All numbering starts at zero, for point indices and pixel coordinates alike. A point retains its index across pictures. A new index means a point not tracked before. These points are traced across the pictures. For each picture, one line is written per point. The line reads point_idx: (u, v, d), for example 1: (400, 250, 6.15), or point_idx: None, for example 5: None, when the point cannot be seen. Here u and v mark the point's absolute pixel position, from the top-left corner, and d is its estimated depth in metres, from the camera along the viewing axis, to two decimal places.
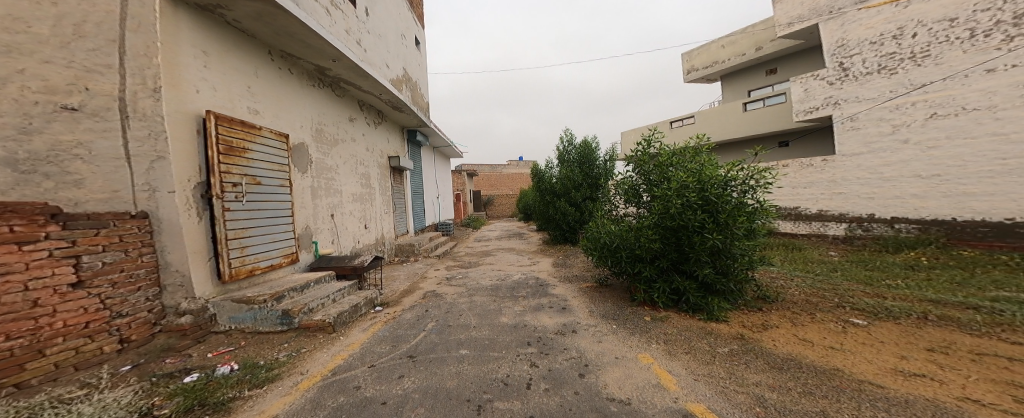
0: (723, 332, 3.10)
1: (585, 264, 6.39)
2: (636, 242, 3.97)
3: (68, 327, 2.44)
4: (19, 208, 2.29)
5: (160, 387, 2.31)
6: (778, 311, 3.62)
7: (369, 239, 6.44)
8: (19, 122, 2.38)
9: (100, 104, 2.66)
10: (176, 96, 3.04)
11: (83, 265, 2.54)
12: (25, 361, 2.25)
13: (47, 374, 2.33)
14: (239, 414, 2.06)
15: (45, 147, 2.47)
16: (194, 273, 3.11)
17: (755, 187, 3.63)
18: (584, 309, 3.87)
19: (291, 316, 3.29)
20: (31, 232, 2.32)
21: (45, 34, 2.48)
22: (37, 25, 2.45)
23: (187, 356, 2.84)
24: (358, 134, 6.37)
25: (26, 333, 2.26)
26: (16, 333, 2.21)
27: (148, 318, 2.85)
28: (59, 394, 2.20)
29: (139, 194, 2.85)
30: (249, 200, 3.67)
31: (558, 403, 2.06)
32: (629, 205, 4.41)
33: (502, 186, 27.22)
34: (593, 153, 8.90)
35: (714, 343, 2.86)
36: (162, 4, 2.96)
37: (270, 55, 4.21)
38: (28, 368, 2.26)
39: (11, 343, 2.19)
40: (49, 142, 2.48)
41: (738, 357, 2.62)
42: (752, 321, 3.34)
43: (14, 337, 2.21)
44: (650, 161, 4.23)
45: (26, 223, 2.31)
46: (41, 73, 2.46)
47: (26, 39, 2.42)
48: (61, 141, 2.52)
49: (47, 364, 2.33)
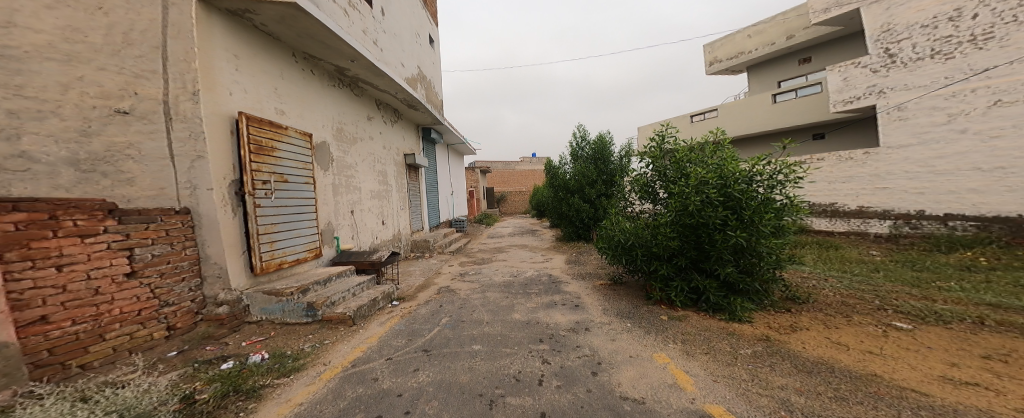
0: (746, 333, 2.99)
1: (598, 261, 6.31)
2: (652, 240, 3.86)
3: (124, 314, 2.65)
4: (81, 204, 2.51)
5: (201, 373, 2.48)
6: (808, 313, 3.44)
7: (387, 235, 6.62)
8: (79, 125, 2.57)
9: (147, 108, 2.85)
10: (212, 98, 3.22)
11: (136, 257, 2.74)
12: (88, 344, 2.46)
13: (106, 357, 2.54)
14: (270, 402, 2.18)
15: (102, 148, 2.66)
16: (230, 265, 3.30)
17: (784, 182, 3.44)
18: (597, 307, 3.82)
19: (315, 309, 3.44)
20: (91, 226, 2.53)
21: (98, 42, 2.66)
22: (92, 34, 2.63)
23: (224, 344, 3.05)
24: (376, 132, 6.52)
25: (89, 319, 2.47)
26: (80, 318, 2.43)
27: (191, 307, 3.07)
28: (114, 377, 2.39)
29: (181, 192, 3.06)
30: (277, 197, 3.85)
31: (571, 399, 2.06)
32: (644, 202, 4.30)
33: (516, 183, 27.33)
34: (608, 149, 8.71)
35: (736, 344, 2.76)
36: (197, 9, 3.11)
37: (294, 57, 4.36)
38: (90, 351, 2.47)
39: (76, 328, 2.41)
40: (105, 143, 2.67)
41: (762, 359, 2.52)
42: (778, 323, 3.20)
43: (79, 323, 2.43)
44: (666, 156, 4.14)
45: (87, 218, 2.52)
46: (97, 79, 2.64)
47: (84, 48, 2.61)
48: (115, 143, 2.71)
49: (106, 348, 2.54)
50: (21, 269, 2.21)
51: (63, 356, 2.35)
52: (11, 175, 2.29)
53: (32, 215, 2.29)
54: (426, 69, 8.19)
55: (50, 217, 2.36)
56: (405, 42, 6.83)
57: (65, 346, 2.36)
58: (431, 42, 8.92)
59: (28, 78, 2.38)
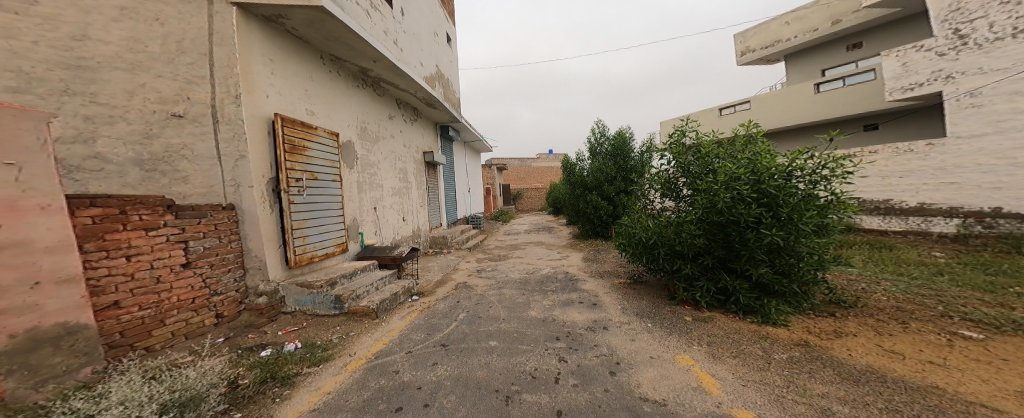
0: (781, 337, 2.83)
1: (616, 259, 6.17)
2: (676, 238, 3.73)
3: (181, 301, 2.88)
4: (145, 200, 2.74)
5: (243, 359, 2.68)
6: (856, 318, 3.21)
7: (407, 231, 6.80)
8: (142, 129, 2.80)
9: (198, 111, 3.09)
10: (251, 101, 3.43)
11: (190, 249, 2.96)
12: (152, 328, 2.71)
13: (167, 341, 2.78)
14: (302, 389, 2.31)
15: (161, 149, 2.89)
16: (268, 258, 3.51)
17: (828, 177, 3.22)
18: (616, 306, 3.74)
19: (342, 302, 3.60)
20: (154, 220, 2.76)
21: (156, 52, 2.89)
22: (150, 43, 2.86)
23: (263, 332, 3.26)
24: (397, 131, 6.68)
25: (152, 305, 2.72)
26: (145, 304, 2.67)
27: (235, 297, 3.29)
28: (173, 359, 2.63)
29: (227, 189, 3.28)
30: (309, 194, 4.05)
31: (588, 399, 2.04)
32: (666, 199, 4.18)
33: (532, 180, 27.25)
34: (628, 144, 8.49)
35: (769, 349, 2.63)
36: (237, 17, 3.32)
37: (322, 60, 4.54)
38: (154, 334, 2.72)
39: (142, 313, 2.65)
40: (164, 144, 2.90)
41: (798, 365, 2.38)
42: (820, 328, 3.01)
43: (144, 308, 2.67)
44: (689, 152, 3.99)
45: (150, 213, 2.75)
46: (156, 86, 2.87)
47: (145, 57, 2.84)
48: (172, 144, 2.94)
49: (166, 332, 2.79)
50: (97, 258, 2.45)
51: (132, 338, 2.59)
52: (89, 173, 2.53)
53: (105, 210, 2.52)
54: (444, 67, 8.29)
55: (120, 212, 2.59)
56: (423, 41, 6.93)
57: (133, 330, 2.60)
58: (449, 40, 9.02)
59: (99, 85, 2.62)
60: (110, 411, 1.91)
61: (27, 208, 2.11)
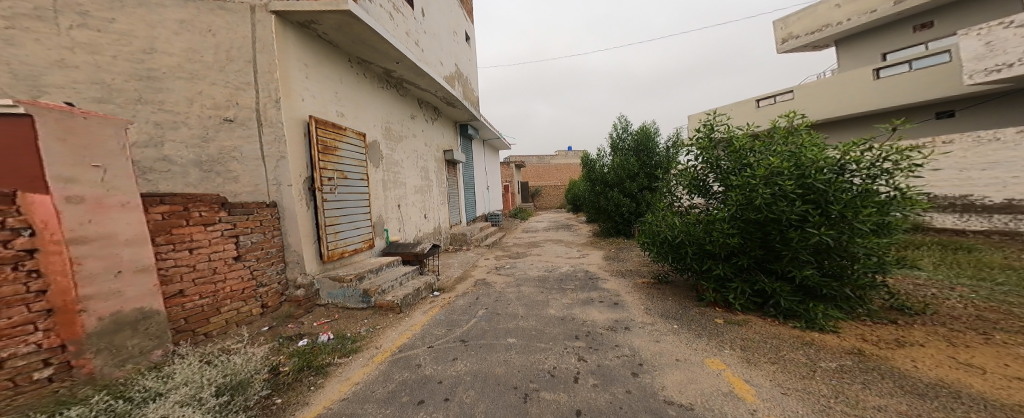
0: (829, 345, 2.64)
1: (639, 258, 6.00)
2: (707, 237, 3.58)
3: (233, 291, 3.12)
4: (204, 198, 2.96)
5: (284, 347, 2.86)
6: (924, 327, 2.92)
7: (429, 228, 6.95)
8: (200, 132, 3.17)
9: (245, 115, 3.38)
10: (289, 105, 3.63)
11: (241, 243, 3.19)
12: (210, 316, 2.95)
13: (221, 328, 3.02)
14: (333, 379, 2.43)
15: (216, 151, 3.24)
16: (305, 253, 3.71)
17: (892, 171, 2.96)
18: (640, 306, 3.64)
19: (369, 296, 3.75)
20: (211, 216, 2.99)
21: (210, 60, 3.25)
22: (206, 53, 3.23)
23: (301, 323, 3.45)
24: (419, 130, 6.82)
25: (210, 295, 2.95)
26: (204, 293, 2.91)
27: (278, 289, 3.51)
28: (225, 346, 2.83)
29: (270, 188, 3.51)
30: (340, 192, 4.23)
31: (608, 399, 2.00)
32: (695, 196, 4.01)
33: (550, 177, 27.08)
34: (651, 140, 8.23)
35: (817, 356, 2.46)
36: (275, 25, 3.50)
37: (349, 63, 4.71)
38: (212, 321, 2.96)
39: (202, 301, 2.89)
40: (219, 147, 3.25)
41: (850, 375, 2.22)
42: (877, 336, 2.76)
43: (203, 297, 2.91)
44: (720, 147, 3.79)
45: (208, 210, 2.97)
46: (210, 93, 3.23)
47: (200, 67, 3.21)
48: (224, 147, 3.28)
49: (221, 319, 3.02)
50: (165, 251, 2.68)
51: (194, 324, 2.83)
52: (158, 174, 2.98)
53: (172, 207, 2.74)
54: (463, 66, 8.36)
55: (184, 209, 2.82)
56: (443, 40, 7.02)
57: (195, 316, 2.84)
58: (468, 39, 9.08)
59: (163, 94, 3.05)
60: (175, 390, 2.06)
61: (111, 204, 2.32)
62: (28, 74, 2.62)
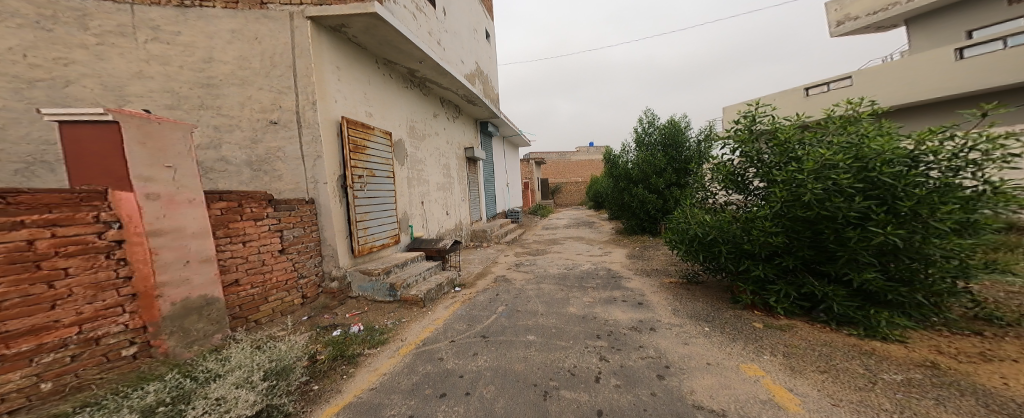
0: (895, 356, 2.40)
1: (666, 257, 5.79)
2: (745, 236, 3.40)
3: (279, 282, 3.34)
4: (254, 195, 3.18)
5: (321, 336, 3.03)
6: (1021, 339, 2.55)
7: (451, 225, 7.07)
8: (251, 134, 3.54)
9: (288, 117, 3.65)
10: (324, 107, 3.81)
11: (284, 237, 3.41)
12: (259, 304, 3.17)
13: (269, 316, 3.23)
14: (363, 368, 2.55)
15: (263, 152, 3.58)
16: (339, 247, 3.90)
17: (980, 162, 2.66)
18: (666, 306, 3.53)
19: (396, 289, 3.88)
20: (260, 211, 3.21)
21: (258, 67, 3.55)
22: (254, 60, 3.53)
23: (335, 314, 3.64)
24: (441, 128, 6.94)
25: (259, 284, 3.17)
26: (255, 283, 3.14)
27: (315, 281, 3.72)
28: (270, 333, 3.01)
29: (307, 186, 3.74)
30: (369, 190, 4.41)
31: (631, 401, 1.96)
32: (731, 192, 3.82)
33: (572, 174, 26.75)
34: (681, 134, 7.88)
35: (874, 366, 2.26)
36: (310, 31, 3.68)
37: (377, 64, 4.86)
38: (261, 309, 3.18)
39: (253, 290, 3.11)
40: (266, 149, 3.58)
41: (918, 389, 2.01)
42: (956, 348, 2.47)
43: (254, 286, 3.13)
44: (761, 139, 3.56)
45: (257, 205, 3.19)
46: (258, 97, 3.55)
47: (250, 73, 3.52)
48: (270, 147, 3.59)
49: (268, 308, 3.24)
50: (223, 243, 2.90)
51: (246, 311, 3.05)
52: (218, 173, 3.43)
53: (228, 204, 2.95)
54: (483, 64, 8.40)
55: (238, 205, 3.04)
56: (464, 38, 7.06)
57: (247, 304, 3.06)
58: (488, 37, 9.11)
59: (220, 100, 3.42)
60: (231, 373, 2.19)
61: (181, 200, 2.56)
62: (115, 85, 3.15)
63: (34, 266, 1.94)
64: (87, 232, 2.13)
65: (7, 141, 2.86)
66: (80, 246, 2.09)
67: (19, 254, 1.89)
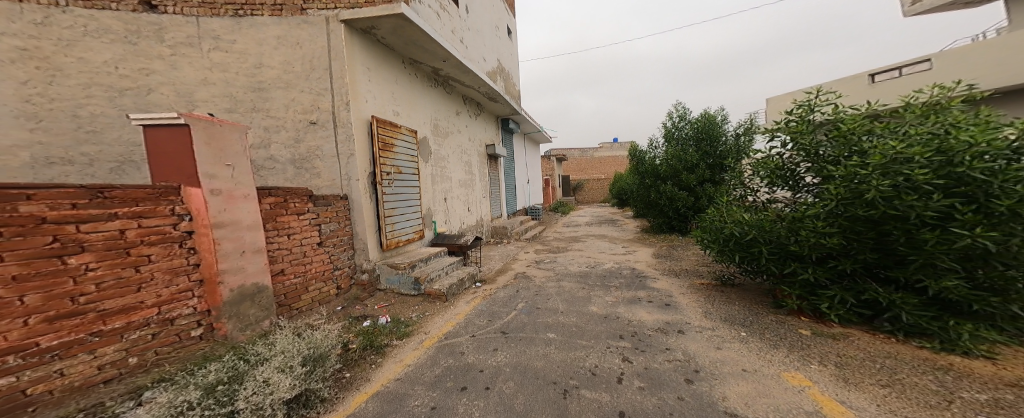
0: (980, 373, 2.15)
1: (695, 258, 5.56)
2: (791, 238, 3.17)
3: (318, 273, 3.52)
4: (297, 191, 3.37)
5: (353, 326, 3.18)
6: None
7: (472, 221, 7.15)
8: (293, 134, 3.79)
9: (325, 117, 3.85)
10: (356, 107, 3.96)
11: (322, 231, 3.59)
12: (301, 293, 3.35)
13: (308, 304, 3.41)
14: (390, 359, 2.64)
15: (304, 150, 3.82)
16: (369, 242, 4.05)
17: None
18: (695, 309, 3.40)
19: (420, 283, 3.98)
20: (302, 206, 3.39)
21: (299, 70, 3.77)
22: (295, 64, 3.75)
23: (365, 305, 3.80)
24: (463, 126, 7.01)
25: (301, 275, 3.35)
26: (297, 273, 3.32)
27: (348, 273, 3.90)
28: (309, 321, 3.18)
29: (341, 183, 3.93)
30: (396, 186, 4.55)
31: (656, 404, 1.91)
32: (778, 189, 3.58)
33: (594, 170, 26.29)
34: (715, 128, 7.50)
35: (948, 382, 2.05)
36: (343, 33, 3.82)
37: (404, 64, 4.98)
38: (303, 298, 3.36)
39: (295, 280, 3.30)
40: (306, 148, 3.82)
41: (1002, 411, 1.79)
42: None
43: (297, 276, 3.32)
44: (821, 130, 3.22)
45: (300, 200, 3.38)
46: (299, 99, 3.78)
47: (292, 76, 3.75)
48: (309, 146, 3.82)
49: (308, 298, 3.42)
50: (272, 236, 3.09)
51: (290, 299, 3.24)
52: (267, 171, 3.72)
53: (276, 199, 3.15)
54: (504, 61, 8.40)
55: (284, 200, 3.22)
56: (485, 36, 7.08)
57: (291, 293, 3.25)
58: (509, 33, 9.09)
59: (269, 103, 3.69)
60: (276, 357, 2.30)
61: (238, 195, 2.77)
62: (185, 91, 3.50)
63: (125, 253, 2.19)
64: (166, 223, 2.38)
65: (107, 143, 3.32)
66: (159, 236, 2.34)
67: (113, 242, 2.14)
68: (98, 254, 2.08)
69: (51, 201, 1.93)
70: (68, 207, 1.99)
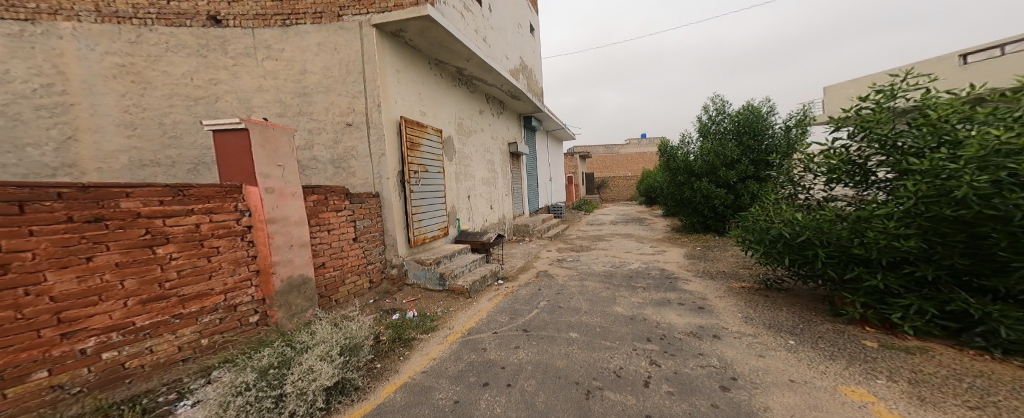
0: None
1: (734, 260, 5.28)
2: (846, 239, 2.90)
3: (354, 266, 3.69)
4: (336, 189, 3.55)
5: (384, 319, 3.30)
6: None
7: (494, 219, 7.21)
8: (332, 136, 4.03)
9: (360, 119, 4.03)
10: (387, 108, 4.09)
11: (358, 227, 3.76)
12: (339, 285, 3.52)
13: (345, 296, 3.58)
14: (416, 352, 2.72)
15: (341, 151, 4.05)
16: (398, 238, 4.19)
17: None
18: (731, 312, 3.25)
19: (444, 279, 4.07)
20: (340, 203, 3.56)
21: (337, 74, 3.97)
22: (334, 69, 3.96)
23: (394, 299, 3.94)
24: (486, 124, 7.06)
25: (339, 268, 3.53)
26: (336, 266, 3.50)
27: (380, 267, 4.06)
28: (344, 313, 3.33)
29: (374, 181, 4.10)
30: (423, 184, 4.67)
31: (685, 410, 1.85)
32: (843, 186, 3.25)
33: (620, 168, 25.67)
34: (761, 121, 7.07)
35: None
36: (374, 38, 3.95)
37: (430, 65, 5.09)
38: (340, 290, 3.53)
39: (334, 273, 3.47)
40: (343, 148, 4.05)
41: None
42: None
43: (336, 269, 3.49)
44: (903, 119, 2.88)
45: (338, 198, 3.55)
46: (336, 102, 3.99)
47: (330, 81, 3.97)
48: (346, 147, 4.05)
49: (345, 290, 3.59)
50: (315, 231, 3.27)
51: (329, 291, 3.41)
52: (311, 170, 4.06)
53: (318, 197, 3.33)
54: (527, 58, 8.35)
55: (325, 198, 3.40)
56: (508, 34, 7.08)
57: (331, 285, 3.43)
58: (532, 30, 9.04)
59: (312, 107, 3.99)
60: (318, 345, 2.42)
61: (288, 193, 2.96)
62: (246, 99, 3.94)
63: (199, 244, 2.44)
64: (231, 218, 2.62)
65: (184, 147, 3.86)
66: (225, 230, 2.58)
67: (191, 234, 2.40)
68: (180, 245, 2.34)
69: (144, 198, 2.19)
70: (157, 204, 2.24)
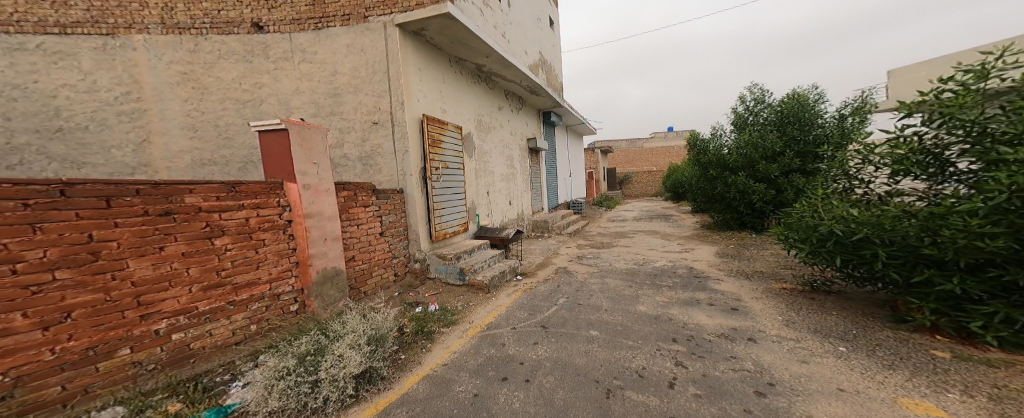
0: None
1: (771, 259, 5.00)
2: (901, 236, 2.66)
3: (380, 260, 3.81)
4: (364, 185, 3.65)
5: (407, 312, 3.39)
6: None
7: (513, 215, 7.22)
8: (360, 134, 4.16)
9: (386, 117, 4.12)
10: (410, 106, 4.16)
11: (384, 222, 3.87)
12: (367, 278, 3.64)
13: (373, 289, 3.70)
14: (437, 345, 2.77)
15: (368, 148, 4.18)
16: (420, 233, 4.28)
17: None
18: (767, 314, 3.11)
19: (465, 273, 4.12)
20: (368, 199, 3.67)
21: (365, 74, 4.08)
22: (361, 69, 4.07)
23: (417, 292, 4.04)
24: (505, 120, 7.05)
25: (367, 261, 3.64)
26: (365, 260, 3.62)
27: (404, 261, 4.17)
28: (371, 304, 3.45)
29: (397, 178, 4.20)
30: (444, 181, 4.74)
31: (714, 414, 1.79)
32: (920, 179, 2.95)
33: (643, 163, 24.98)
34: (807, 110, 6.55)
35: None
36: (396, 37, 4.02)
37: (450, 62, 5.13)
38: (368, 282, 3.65)
39: (363, 266, 3.59)
40: (371, 146, 4.17)
41: None
42: None
43: (364, 262, 3.61)
44: (994, 102, 2.59)
45: (367, 194, 3.66)
46: (364, 102, 4.11)
47: (358, 81, 4.08)
48: (373, 144, 4.16)
49: (372, 282, 3.71)
50: (346, 225, 3.40)
51: (358, 282, 3.53)
52: (342, 167, 4.23)
53: (348, 193, 3.44)
54: (546, 52, 8.22)
55: (355, 193, 3.51)
56: (527, 29, 6.99)
57: (360, 277, 3.55)
58: (551, 23, 8.88)
59: (342, 107, 4.13)
60: (348, 335, 2.51)
61: (322, 189, 3.08)
62: (285, 101, 4.12)
63: (248, 236, 2.60)
64: (274, 213, 2.76)
65: (235, 147, 4.11)
66: (269, 223, 2.72)
67: (242, 227, 2.55)
68: (233, 237, 2.50)
69: (204, 194, 2.36)
70: (214, 200, 2.41)
